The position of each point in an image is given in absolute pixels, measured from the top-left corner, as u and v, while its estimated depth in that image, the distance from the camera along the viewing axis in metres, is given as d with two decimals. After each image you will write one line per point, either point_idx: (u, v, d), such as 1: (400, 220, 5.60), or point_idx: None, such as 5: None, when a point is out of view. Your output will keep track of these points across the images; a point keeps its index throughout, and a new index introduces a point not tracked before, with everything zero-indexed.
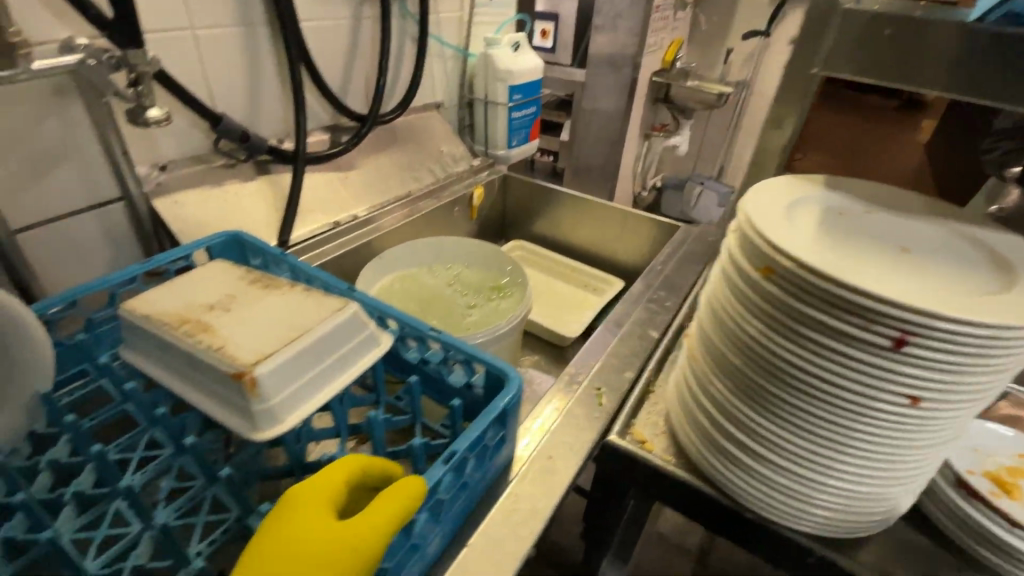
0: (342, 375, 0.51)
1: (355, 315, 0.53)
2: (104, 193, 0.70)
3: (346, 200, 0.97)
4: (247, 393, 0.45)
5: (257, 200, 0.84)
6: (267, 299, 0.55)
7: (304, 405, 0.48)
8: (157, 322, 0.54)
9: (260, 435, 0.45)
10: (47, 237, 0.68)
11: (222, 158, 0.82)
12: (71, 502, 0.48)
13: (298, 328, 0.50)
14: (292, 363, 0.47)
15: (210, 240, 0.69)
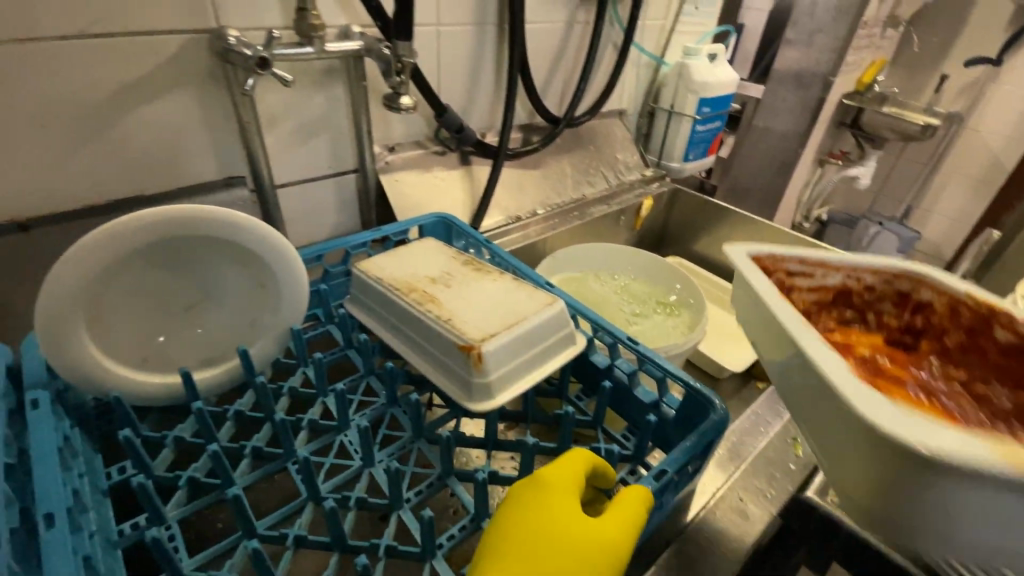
0: (544, 366, 0.53)
1: (563, 311, 0.55)
2: (344, 164, 0.80)
3: (527, 196, 1.01)
4: (472, 365, 0.49)
5: (456, 187, 0.91)
6: (481, 281, 0.59)
7: (512, 387, 0.51)
8: (385, 284, 0.59)
9: (474, 406, 0.49)
10: (295, 196, 0.77)
11: (436, 145, 0.90)
12: (305, 428, 0.53)
13: (515, 315, 0.53)
14: (510, 346, 0.51)
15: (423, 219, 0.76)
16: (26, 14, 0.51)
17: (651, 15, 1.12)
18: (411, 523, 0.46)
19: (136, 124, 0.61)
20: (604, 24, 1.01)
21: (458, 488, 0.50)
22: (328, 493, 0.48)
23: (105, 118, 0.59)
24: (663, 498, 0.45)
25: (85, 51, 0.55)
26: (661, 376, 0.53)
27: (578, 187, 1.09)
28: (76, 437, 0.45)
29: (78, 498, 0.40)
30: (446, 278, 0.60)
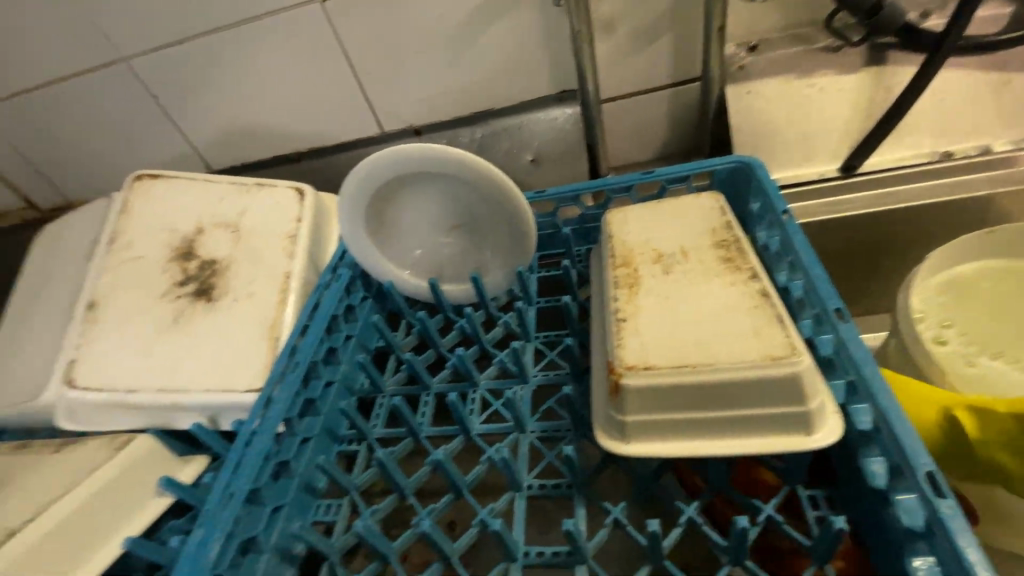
0: (725, 438, 0.37)
1: (793, 377, 0.35)
2: (686, 72, 0.67)
3: (983, 120, 0.61)
4: (610, 394, 0.39)
5: (844, 105, 0.63)
6: (712, 280, 0.43)
7: (655, 439, 0.38)
8: (613, 244, 0.51)
9: (600, 438, 0.40)
10: (624, 111, 0.71)
11: (829, 38, 0.64)
12: (496, 365, 0.57)
13: (703, 353, 0.37)
14: (669, 393, 0.37)
15: (716, 166, 0.58)
16: None
17: None
18: (517, 512, 0.45)
19: (489, 40, 0.66)
20: None
21: (582, 510, 0.44)
22: (477, 436, 0.53)
23: (468, 36, 0.66)
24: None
25: None
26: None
27: None
28: (360, 307, 0.62)
29: (334, 355, 0.57)
30: (675, 259, 0.47)
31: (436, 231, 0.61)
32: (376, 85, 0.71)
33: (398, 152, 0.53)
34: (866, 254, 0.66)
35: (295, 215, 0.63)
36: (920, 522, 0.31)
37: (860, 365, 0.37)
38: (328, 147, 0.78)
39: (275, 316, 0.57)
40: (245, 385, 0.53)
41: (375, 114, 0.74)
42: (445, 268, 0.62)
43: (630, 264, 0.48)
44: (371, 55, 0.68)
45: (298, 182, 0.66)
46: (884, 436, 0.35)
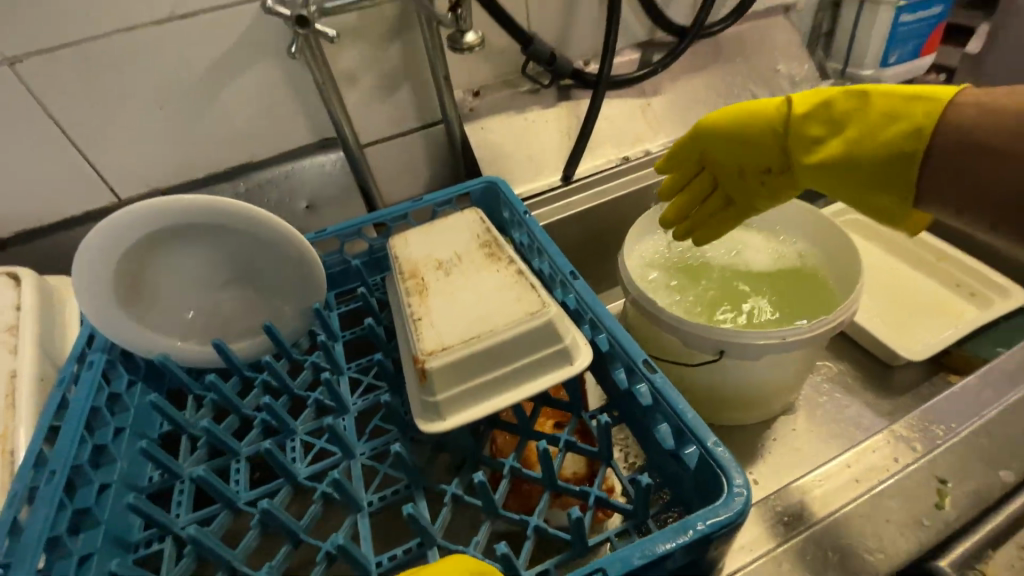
0: (519, 385, 0.44)
1: (550, 323, 0.44)
2: (430, 115, 0.78)
3: (641, 132, 0.86)
4: (418, 380, 0.43)
5: (553, 130, 0.81)
6: (483, 272, 0.51)
7: (465, 409, 0.44)
8: (400, 264, 0.57)
9: (420, 425, 0.43)
10: (387, 153, 0.78)
11: (529, 82, 0.80)
12: (311, 407, 0.56)
13: (485, 324, 0.44)
14: (465, 364, 0.43)
15: (470, 187, 0.68)
16: (129, 8, 0.58)
17: None
18: (363, 531, 0.45)
19: (231, 97, 0.66)
20: None
21: (424, 501, 0.47)
22: (305, 480, 0.50)
23: (206, 94, 0.65)
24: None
25: (181, 33, 0.61)
26: (684, 429, 0.39)
27: (713, 116, 0.89)
28: (128, 393, 0.54)
29: (104, 452, 0.48)
30: (451, 263, 0.54)
31: (212, 287, 0.57)
32: (105, 152, 0.65)
33: (143, 211, 0.50)
34: (599, 237, 0.85)
35: (13, 302, 0.52)
36: (650, 397, 0.42)
37: (593, 306, 0.49)
38: (49, 226, 0.67)
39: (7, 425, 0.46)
40: None
41: (108, 183, 0.67)
42: (228, 323, 0.59)
43: (416, 275, 0.54)
44: (90, 120, 0.62)
45: (13, 266, 0.55)
46: (618, 351, 0.46)
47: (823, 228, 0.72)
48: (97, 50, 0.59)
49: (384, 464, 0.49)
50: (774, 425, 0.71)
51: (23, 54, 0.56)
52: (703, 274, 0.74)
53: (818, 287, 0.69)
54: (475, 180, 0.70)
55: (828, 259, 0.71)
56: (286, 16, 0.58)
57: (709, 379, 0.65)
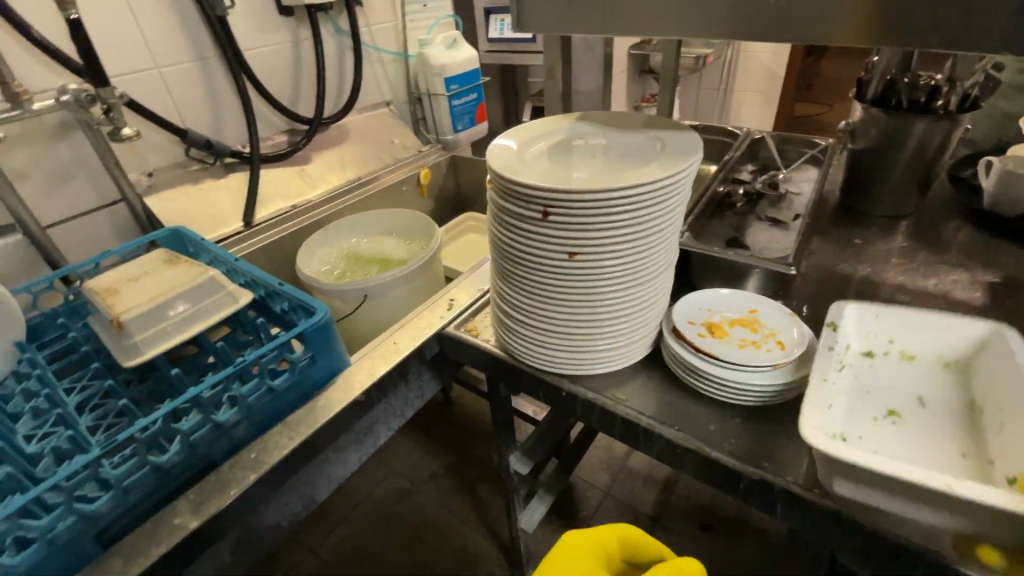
0: (198, 322, 0.67)
1: (211, 279, 0.70)
2: (110, 196, 0.97)
3: (303, 188, 1.20)
4: (117, 331, 0.64)
5: (228, 193, 1.09)
6: (165, 272, 0.74)
7: (157, 344, 0.65)
8: (95, 289, 0.74)
9: (122, 361, 0.63)
10: (73, 229, 0.94)
11: (197, 162, 1.07)
12: (28, 412, 0.66)
13: (165, 289, 0.68)
14: (152, 312, 0.65)
15: (155, 235, 0.90)
16: None
17: (379, 20, 1.36)
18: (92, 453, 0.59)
19: None
20: (326, 37, 1.23)
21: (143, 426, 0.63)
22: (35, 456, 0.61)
23: None
24: (247, 400, 0.58)
25: None
26: (299, 304, 0.69)
27: (353, 172, 1.30)
28: None
29: None
30: (139, 275, 0.75)
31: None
32: None
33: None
34: (289, 263, 1.15)
35: None
36: (287, 302, 0.70)
37: (249, 271, 0.76)
38: None
39: None
40: None
41: None
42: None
43: (110, 288, 0.73)
44: None
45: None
46: (267, 289, 0.73)
47: (419, 216, 1.17)
48: None
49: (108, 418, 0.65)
50: None
51: None
52: (362, 259, 1.12)
53: (423, 243, 1.13)
54: (159, 231, 0.92)
55: (425, 230, 1.16)
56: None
57: (373, 320, 0.99)
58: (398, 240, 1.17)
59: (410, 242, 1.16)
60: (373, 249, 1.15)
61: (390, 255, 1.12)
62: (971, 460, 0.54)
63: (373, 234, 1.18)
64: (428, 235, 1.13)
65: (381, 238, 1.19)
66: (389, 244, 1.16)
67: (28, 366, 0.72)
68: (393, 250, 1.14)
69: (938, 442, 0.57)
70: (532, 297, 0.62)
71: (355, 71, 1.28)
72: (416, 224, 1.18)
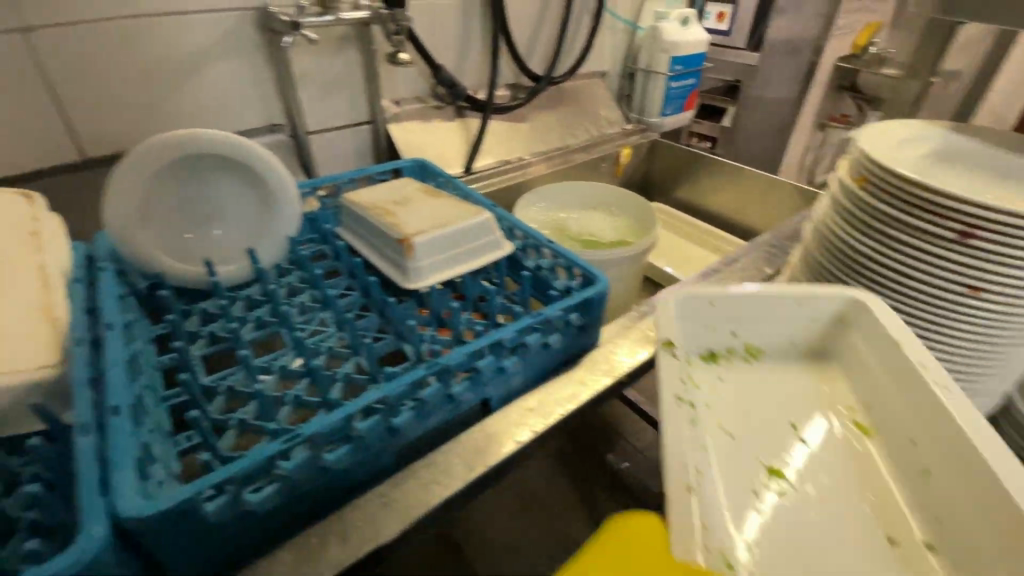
0: (470, 262, 0.68)
1: (487, 221, 0.69)
2: (360, 116, 1.00)
3: (516, 144, 1.18)
4: (405, 253, 0.64)
5: (455, 135, 1.09)
6: (431, 201, 0.74)
7: (435, 274, 0.66)
8: (363, 203, 0.76)
9: (406, 284, 0.64)
10: (324, 141, 0.98)
11: (435, 99, 1.08)
12: (296, 306, 0.69)
13: (445, 220, 0.67)
14: (435, 241, 0.65)
15: (402, 163, 0.92)
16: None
17: None
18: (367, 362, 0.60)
19: (203, 82, 0.81)
20: None
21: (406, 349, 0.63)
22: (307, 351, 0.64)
23: (183, 75, 0.79)
24: (531, 346, 0.56)
25: (172, 26, 0.76)
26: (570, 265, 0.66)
27: (560, 138, 1.26)
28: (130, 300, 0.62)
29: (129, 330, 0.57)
30: (405, 199, 0.76)
31: (217, 202, 0.71)
32: (80, 113, 0.74)
33: (148, 147, 0.62)
34: None
35: (25, 215, 0.59)
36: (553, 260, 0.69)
37: (508, 219, 0.75)
38: (8, 176, 0.72)
39: (46, 301, 0.54)
40: (32, 363, 0.48)
41: (78, 141, 0.75)
42: (228, 233, 0.71)
43: (379, 205, 0.74)
44: (69, 80, 0.71)
45: (14, 189, 0.61)
46: (528, 242, 0.72)
47: (633, 199, 1.11)
48: (93, 28, 0.70)
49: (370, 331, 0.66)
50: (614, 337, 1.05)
51: (29, 22, 0.66)
52: (568, 230, 1.09)
53: (635, 229, 1.07)
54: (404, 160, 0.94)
55: (637, 215, 1.10)
56: (285, 20, 0.77)
57: None
58: (604, 218, 1.13)
59: (617, 223, 1.11)
60: (580, 221, 1.12)
61: (597, 232, 1.08)
62: (832, 491, 0.56)
63: (579, 206, 1.15)
64: (642, 221, 1.08)
65: (585, 212, 1.15)
66: (594, 220, 1.12)
67: (292, 263, 0.75)
68: (600, 227, 1.10)
69: (849, 518, 0.53)
70: (835, 280, 0.68)
71: (591, 35, 1.23)
72: (627, 206, 1.13)
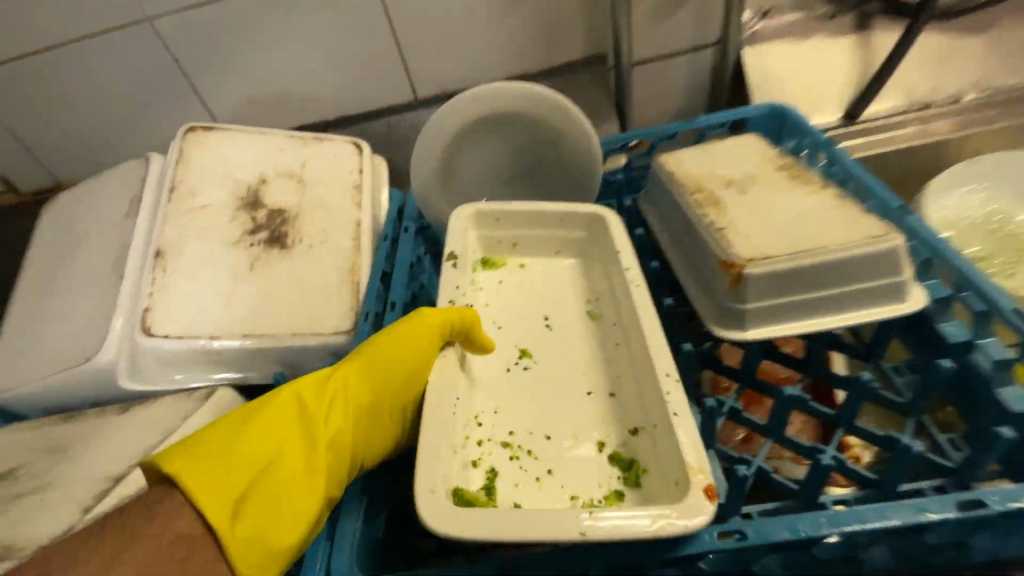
0: (835, 313, 0.42)
1: (896, 251, 0.40)
2: (705, 39, 0.74)
3: (957, 76, 0.72)
4: (728, 286, 0.42)
5: (843, 64, 0.72)
6: (788, 194, 0.48)
7: (768, 323, 0.43)
8: (679, 183, 0.56)
9: (720, 331, 0.43)
10: (651, 74, 0.77)
11: (827, 6, 0.72)
12: None
13: (812, 240, 0.41)
14: (784, 277, 0.41)
15: (753, 112, 0.63)
16: None
17: None
18: None
19: (529, 4, 0.70)
20: None
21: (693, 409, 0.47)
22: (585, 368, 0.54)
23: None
24: (874, 557, 0.37)
25: None
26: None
27: None
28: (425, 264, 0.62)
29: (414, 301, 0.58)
30: (745, 182, 0.52)
31: (529, 165, 0.61)
32: (414, 50, 0.72)
33: (470, 98, 0.57)
34: None
35: (356, 166, 0.61)
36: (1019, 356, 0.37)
37: (930, 245, 0.45)
38: (360, 114, 0.78)
39: (354, 262, 0.56)
40: (334, 328, 0.51)
41: (410, 80, 0.75)
42: (545, 197, 0.62)
43: (705, 190, 0.53)
44: (407, 15, 0.69)
45: (352, 136, 0.64)
46: (965, 297, 0.41)
47: None
48: None
49: None
50: None
51: None
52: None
53: None
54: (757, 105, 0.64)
55: None
56: None
57: None
58: None
59: None
60: None
61: None
62: (575, 441, 0.40)
63: None
64: None
65: None
66: None
67: None
68: None
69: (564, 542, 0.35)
70: None
71: None
72: None
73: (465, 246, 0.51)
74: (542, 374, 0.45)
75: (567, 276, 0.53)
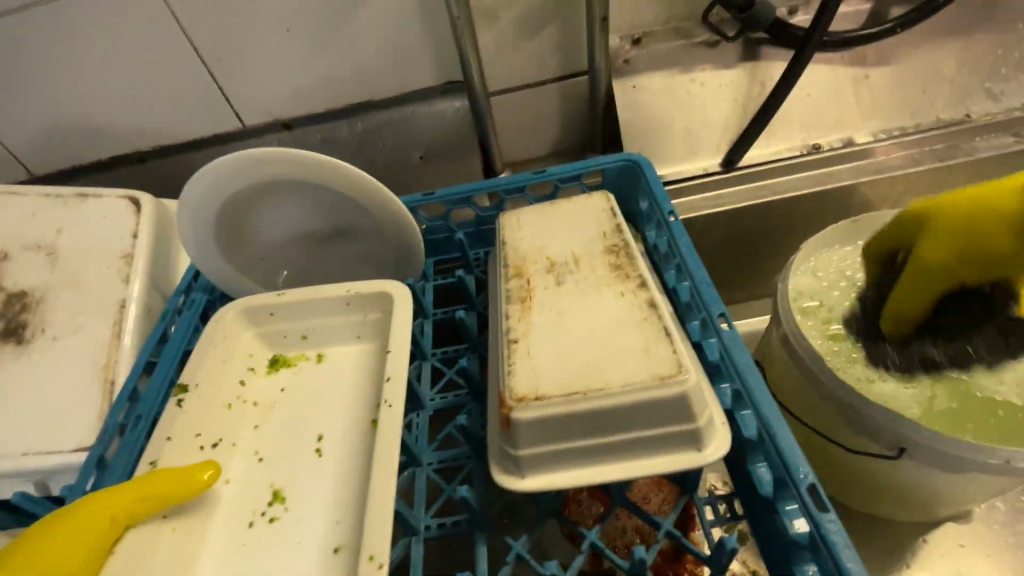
0: (624, 463, 0.35)
1: (685, 397, 0.33)
2: (574, 66, 0.65)
3: (846, 114, 0.65)
4: (501, 426, 0.35)
5: (724, 98, 0.64)
6: (600, 295, 0.40)
7: (550, 471, 0.35)
8: (503, 257, 0.47)
9: (496, 476, 0.36)
10: (517, 103, 0.68)
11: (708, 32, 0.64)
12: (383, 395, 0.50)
13: (595, 377, 0.34)
14: (558, 422, 0.34)
15: (605, 163, 0.56)
16: None
17: None
18: (415, 559, 0.38)
19: (363, 23, 0.60)
20: None
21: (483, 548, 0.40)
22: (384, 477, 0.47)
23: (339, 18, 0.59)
24: None
25: None
26: None
27: (954, 103, 0.65)
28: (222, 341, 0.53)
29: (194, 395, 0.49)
30: (566, 268, 0.44)
31: (338, 230, 0.52)
32: (232, 74, 0.62)
33: (244, 159, 0.46)
34: (752, 243, 0.68)
35: (130, 230, 0.51)
36: (806, 536, 0.31)
37: (747, 374, 0.37)
38: (182, 145, 0.67)
39: (109, 356, 0.46)
40: (73, 444, 0.42)
41: (234, 107, 0.65)
42: (365, 260, 0.54)
43: (523, 275, 0.44)
44: (215, 35, 0.59)
45: (132, 188, 0.54)
46: (768, 447, 0.35)
47: None
48: None
49: (449, 486, 0.43)
50: (931, 531, 0.56)
51: None
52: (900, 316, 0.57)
53: None
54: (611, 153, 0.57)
55: None
56: None
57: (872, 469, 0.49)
58: None
59: None
60: None
61: None
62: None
63: None
64: None
65: None
66: None
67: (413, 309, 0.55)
68: None
69: None
70: None
71: None
72: None
73: (218, 367, 0.45)
74: (282, 529, 0.39)
75: (356, 372, 0.46)
